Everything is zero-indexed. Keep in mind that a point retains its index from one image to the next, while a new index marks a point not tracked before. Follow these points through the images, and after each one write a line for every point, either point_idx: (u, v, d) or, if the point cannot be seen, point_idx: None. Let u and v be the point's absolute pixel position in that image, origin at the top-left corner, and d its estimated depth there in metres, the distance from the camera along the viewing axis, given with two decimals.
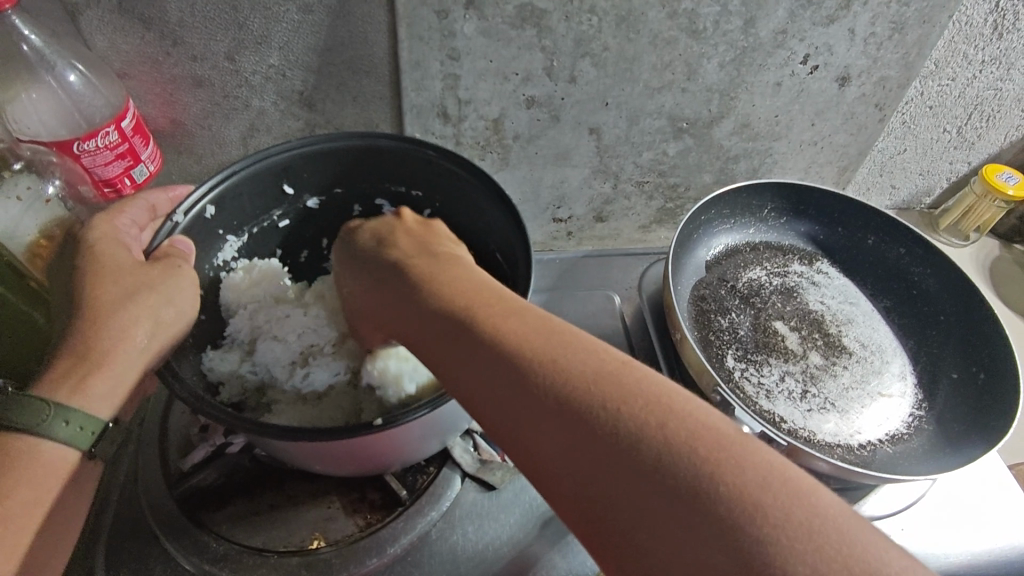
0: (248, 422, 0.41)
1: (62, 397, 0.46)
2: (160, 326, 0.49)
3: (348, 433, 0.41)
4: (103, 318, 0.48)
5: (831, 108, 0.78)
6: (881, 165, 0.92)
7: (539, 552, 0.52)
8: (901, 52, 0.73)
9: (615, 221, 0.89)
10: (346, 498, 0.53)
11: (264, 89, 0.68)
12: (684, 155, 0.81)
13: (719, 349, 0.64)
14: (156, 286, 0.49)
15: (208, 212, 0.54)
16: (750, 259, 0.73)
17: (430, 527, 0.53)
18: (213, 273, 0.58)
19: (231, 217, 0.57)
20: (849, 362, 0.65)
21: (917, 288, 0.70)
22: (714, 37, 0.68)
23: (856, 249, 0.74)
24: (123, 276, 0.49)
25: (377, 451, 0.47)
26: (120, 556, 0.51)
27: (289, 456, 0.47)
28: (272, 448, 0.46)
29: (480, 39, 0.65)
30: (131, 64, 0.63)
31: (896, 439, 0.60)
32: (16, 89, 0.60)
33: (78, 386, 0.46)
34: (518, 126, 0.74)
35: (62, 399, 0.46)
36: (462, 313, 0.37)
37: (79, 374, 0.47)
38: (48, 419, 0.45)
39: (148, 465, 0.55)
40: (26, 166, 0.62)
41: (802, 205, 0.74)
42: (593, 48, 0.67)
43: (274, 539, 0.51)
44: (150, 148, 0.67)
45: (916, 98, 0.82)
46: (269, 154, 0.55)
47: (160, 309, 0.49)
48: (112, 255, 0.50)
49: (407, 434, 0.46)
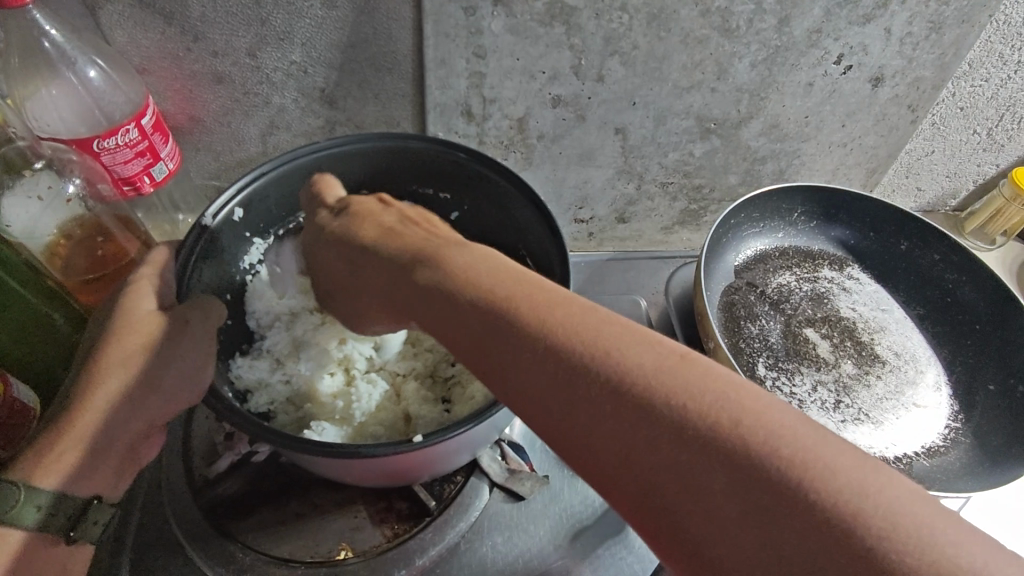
0: (286, 438, 0.40)
1: (37, 478, 0.41)
2: (162, 388, 0.44)
3: (388, 447, 0.41)
4: (108, 390, 0.43)
5: (862, 109, 0.76)
6: (909, 167, 0.90)
7: (569, 566, 0.52)
8: (937, 52, 0.71)
9: (637, 223, 0.87)
10: (372, 507, 0.52)
11: (286, 86, 0.66)
12: (710, 156, 0.79)
13: (750, 357, 0.63)
14: (160, 351, 0.44)
15: (236, 215, 0.53)
16: (780, 264, 0.71)
17: (458, 538, 0.52)
18: (239, 277, 0.57)
19: (259, 220, 0.56)
20: (883, 371, 0.63)
21: (951, 296, 0.69)
22: (746, 36, 0.66)
23: (888, 254, 0.72)
24: (138, 333, 0.44)
25: (411, 469, 0.47)
26: (144, 564, 0.50)
27: (320, 468, 0.46)
28: (304, 461, 0.45)
29: (507, 36, 0.63)
30: (150, 60, 0.62)
31: (932, 452, 0.58)
32: (35, 84, 0.58)
33: (52, 465, 0.41)
34: (543, 125, 0.73)
35: (35, 482, 0.41)
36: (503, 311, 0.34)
37: (56, 452, 0.42)
38: (16, 506, 0.39)
39: (172, 471, 0.54)
40: (47, 165, 0.60)
41: (834, 209, 0.72)
42: (622, 46, 0.65)
43: (300, 549, 0.50)
44: (169, 146, 0.65)
45: (949, 99, 0.80)
46: (296, 155, 0.53)
47: (168, 373, 0.44)
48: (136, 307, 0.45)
49: (436, 450, 0.45)
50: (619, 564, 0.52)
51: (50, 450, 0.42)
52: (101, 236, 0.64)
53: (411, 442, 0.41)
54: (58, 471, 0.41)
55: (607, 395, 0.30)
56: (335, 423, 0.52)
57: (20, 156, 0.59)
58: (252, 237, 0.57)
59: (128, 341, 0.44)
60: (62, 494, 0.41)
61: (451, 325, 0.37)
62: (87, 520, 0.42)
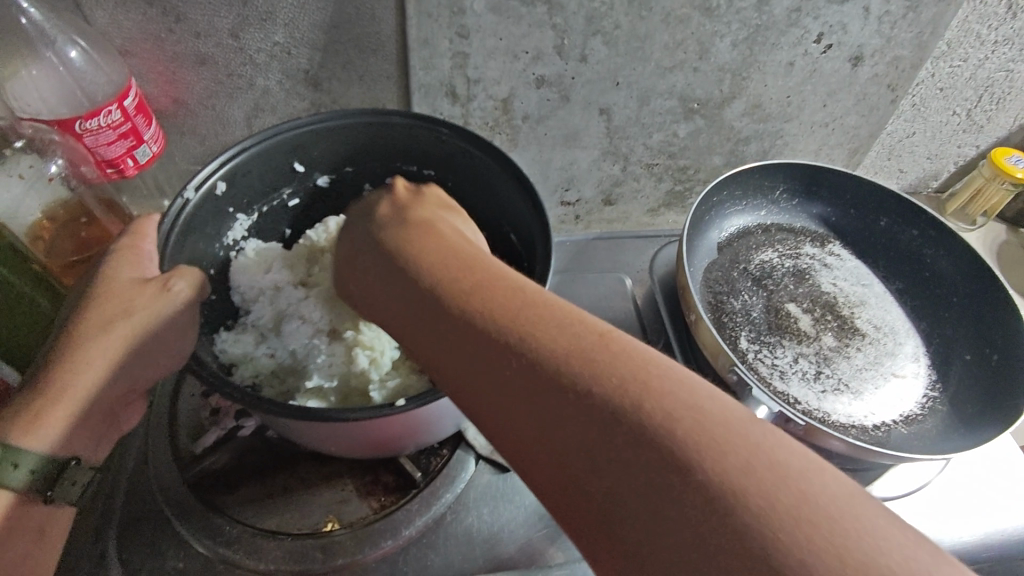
0: (268, 402, 0.40)
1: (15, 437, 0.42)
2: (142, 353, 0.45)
3: (370, 410, 0.41)
4: (89, 352, 0.44)
5: (843, 89, 0.77)
6: (890, 148, 0.91)
7: (555, 534, 0.52)
8: (915, 31, 0.72)
9: (623, 204, 0.88)
10: (359, 480, 0.53)
11: (269, 67, 0.66)
12: (694, 137, 0.80)
13: (733, 331, 0.64)
14: (138, 317, 0.45)
15: (219, 189, 0.53)
16: (763, 241, 0.72)
17: (445, 509, 0.53)
18: (222, 253, 0.57)
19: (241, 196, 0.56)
20: (863, 343, 0.64)
21: (930, 270, 0.70)
22: (727, 15, 0.67)
23: (868, 230, 0.73)
24: (118, 299, 0.46)
25: (394, 438, 0.47)
26: (133, 539, 0.50)
27: (304, 437, 0.47)
28: (288, 429, 0.45)
29: (490, 16, 0.64)
30: (132, 41, 0.62)
31: (911, 420, 0.60)
32: (15, 65, 0.58)
33: (32, 422, 0.42)
34: (527, 106, 0.73)
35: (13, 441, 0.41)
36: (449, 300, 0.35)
37: (37, 411, 0.43)
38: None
39: (160, 448, 0.54)
40: (28, 145, 0.60)
41: (814, 186, 0.73)
42: (604, 26, 0.66)
43: (289, 521, 0.51)
44: (153, 129, 0.65)
45: (928, 79, 0.81)
46: (279, 130, 0.54)
47: (147, 338, 0.45)
48: (122, 275, 0.47)
49: (419, 419, 0.45)
50: None
51: (32, 407, 0.43)
52: (85, 218, 0.65)
53: (395, 407, 0.41)
54: (39, 428, 0.42)
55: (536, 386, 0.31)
56: (320, 396, 0.53)
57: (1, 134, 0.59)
58: (235, 210, 0.57)
59: (113, 304, 0.45)
60: (40, 452, 0.42)
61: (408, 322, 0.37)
62: (66, 481, 0.43)
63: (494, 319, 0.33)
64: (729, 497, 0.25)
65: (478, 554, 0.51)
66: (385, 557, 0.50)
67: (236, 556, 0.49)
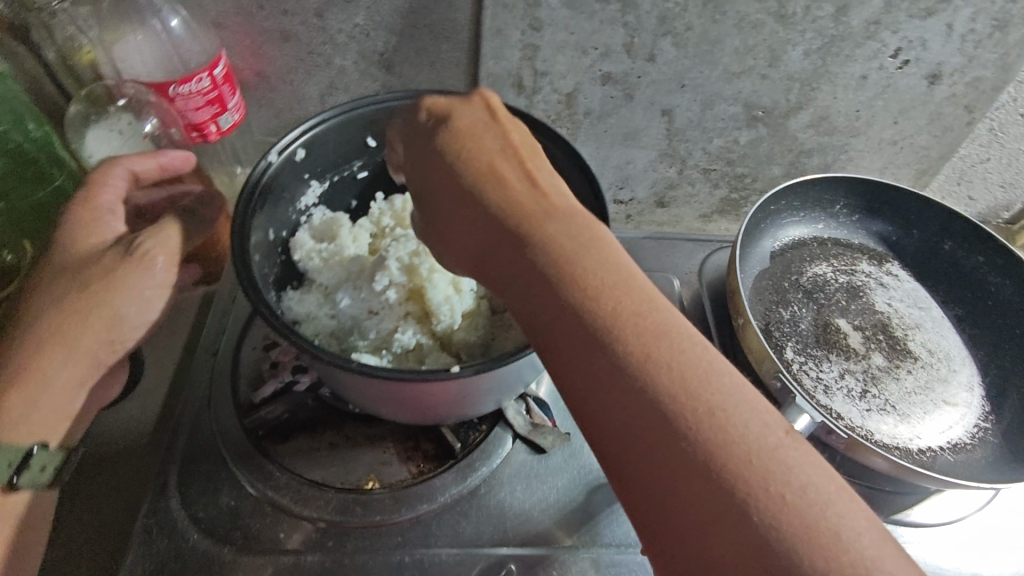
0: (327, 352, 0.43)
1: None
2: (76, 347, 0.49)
3: (422, 373, 0.43)
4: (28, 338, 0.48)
5: (917, 106, 0.75)
6: (961, 172, 0.88)
7: (584, 518, 0.54)
8: (1000, 52, 0.69)
9: (675, 207, 0.88)
10: (400, 444, 0.55)
11: (347, 47, 0.70)
12: (755, 145, 0.79)
13: (779, 340, 0.63)
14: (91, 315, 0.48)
15: (298, 155, 0.56)
16: (818, 254, 0.71)
17: (479, 483, 0.55)
18: (295, 217, 0.61)
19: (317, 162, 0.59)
20: (914, 367, 0.63)
21: (993, 299, 0.68)
22: (802, 24, 0.66)
23: (931, 253, 0.71)
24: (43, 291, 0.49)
25: (439, 405, 0.49)
26: (192, 472, 0.54)
27: (354, 394, 0.49)
28: (342, 384, 0.48)
29: (564, 10, 0.65)
30: (224, 15, 0.65)
31: (958, 448, 0.58)
32: (123, 30, 0.63)
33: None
34: (591, 102, 0.74)
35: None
36: (513, 240, 0.37)
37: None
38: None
39: (220, 392, 0.58)
40: (127, 104, 0.65)
41: (877, 203, 0.72)
42: (677, 27, 0.66)
43: (333, 475, 0.53)
44: (237, 98, 0.69)
45: (1010, 104, 0.78)
46: (358, 105, 0.56)
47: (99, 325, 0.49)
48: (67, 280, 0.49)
49: (466, 389, 0.47)
50: (633, 522, 0.53)
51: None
52: None
53: (447, 372, 0.43)
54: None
55: (593, 361, 0.32)
56: (375, 355, 0.56)
57: (106, 93, 0.65)
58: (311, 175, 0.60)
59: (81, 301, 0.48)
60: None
61: (478, 248, 0.38)
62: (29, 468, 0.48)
63: (561, 278, 0.34)
64: (755, 517, 0.27)
65: (509, 529, 0.53)
66: (419, 519, 0.52)
67: (284, 499, 0.52)
